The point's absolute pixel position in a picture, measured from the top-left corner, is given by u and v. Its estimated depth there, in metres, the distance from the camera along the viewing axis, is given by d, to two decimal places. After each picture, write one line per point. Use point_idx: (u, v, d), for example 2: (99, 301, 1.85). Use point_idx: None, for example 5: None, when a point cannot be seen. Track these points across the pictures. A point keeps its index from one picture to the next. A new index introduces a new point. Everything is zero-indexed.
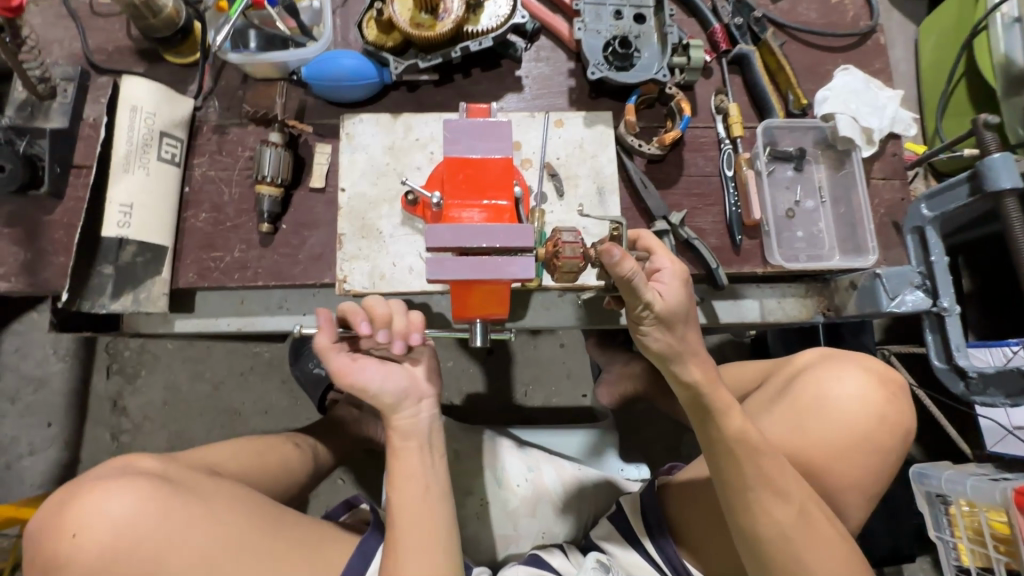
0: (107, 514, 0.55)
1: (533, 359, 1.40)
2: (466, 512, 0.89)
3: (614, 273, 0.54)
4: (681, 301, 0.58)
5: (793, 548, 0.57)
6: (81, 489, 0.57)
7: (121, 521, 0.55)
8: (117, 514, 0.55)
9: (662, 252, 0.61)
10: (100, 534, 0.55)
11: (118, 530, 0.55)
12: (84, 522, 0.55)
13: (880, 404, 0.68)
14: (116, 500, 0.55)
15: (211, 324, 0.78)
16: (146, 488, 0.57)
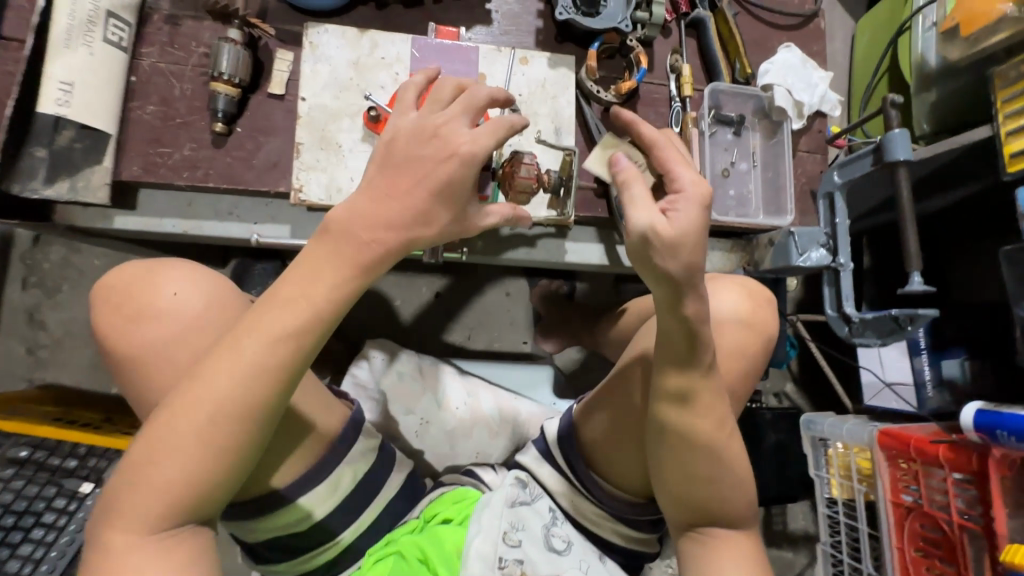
0: (186, 299, 0.61)
1: (475, 305, 1.37)
2: (406, 430, 0.95)
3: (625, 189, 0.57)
4: (693, 231, 0.56)
5: (696, 452, 0.66)
6: (153, 270, 0.63)
7: (196, 306, 0.61)
8: (195, 298, 0.62)
9: (686, 169, 0.59)
10: (170, 311, 0.61)
11: (190, 311, 0.61)
12: (157, 296, 0.61)
13: (753, 316, 0.70)
14: (182, 285, 0.62)
15: (155, 224, 0.76)
16: (213, 284, 0.64)
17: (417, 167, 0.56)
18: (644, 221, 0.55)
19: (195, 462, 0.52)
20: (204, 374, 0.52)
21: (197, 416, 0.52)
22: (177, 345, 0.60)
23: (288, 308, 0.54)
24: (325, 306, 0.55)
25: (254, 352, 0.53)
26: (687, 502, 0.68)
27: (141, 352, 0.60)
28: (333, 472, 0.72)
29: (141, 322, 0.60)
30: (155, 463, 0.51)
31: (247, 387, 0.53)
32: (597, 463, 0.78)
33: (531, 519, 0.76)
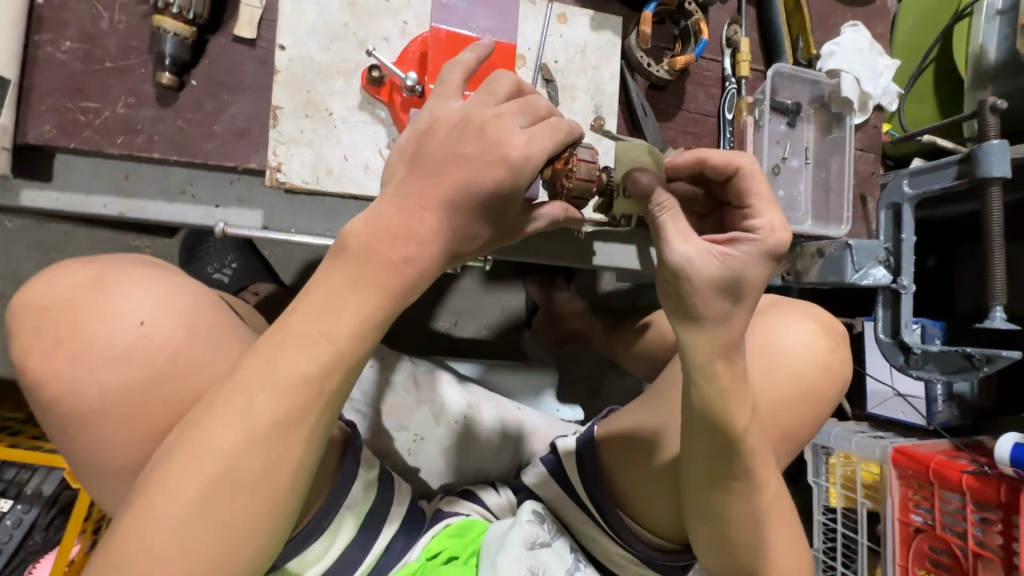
0: (160, 325, 0.45)
1: (462, 288, 1.21)
2: (398, 448, 0.82)
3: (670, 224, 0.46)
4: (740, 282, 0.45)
5: (741, 504, 0.53)
6: (98, 279, 0.46)
7: (171, 334, 0.46)
8: (172, 327, 0.46)
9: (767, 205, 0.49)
10: (137, 346, 0.45)
11: (165, 342, 0.45)
12: (102, 317, 0.44)
13: (826, 352, 0.63)
14: (139, 300, 0.46)
15: (79, 203, 0.58)
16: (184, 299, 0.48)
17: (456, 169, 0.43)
18: (683, 255, 0.45)
19: (201, 551, 0.41)
20: (204, 437, 0.41)
21: (199, 495, 0.40)
22: (153, 393, 0.45)
23: (308, 350, 0.42)
24: (353, 344, 0.43)
25: (268, 406, 0.41)
26: (729, 557, 0.55)
27: (99, 406, 0.44)
28: (333, 520, 0.60)
29: (91, 362, 0.43)
30: (144, 558, 0.39)
31: (264, 451, 0.41)
32: (624, 503, 0.66)
33: (552, 563, 0.64)
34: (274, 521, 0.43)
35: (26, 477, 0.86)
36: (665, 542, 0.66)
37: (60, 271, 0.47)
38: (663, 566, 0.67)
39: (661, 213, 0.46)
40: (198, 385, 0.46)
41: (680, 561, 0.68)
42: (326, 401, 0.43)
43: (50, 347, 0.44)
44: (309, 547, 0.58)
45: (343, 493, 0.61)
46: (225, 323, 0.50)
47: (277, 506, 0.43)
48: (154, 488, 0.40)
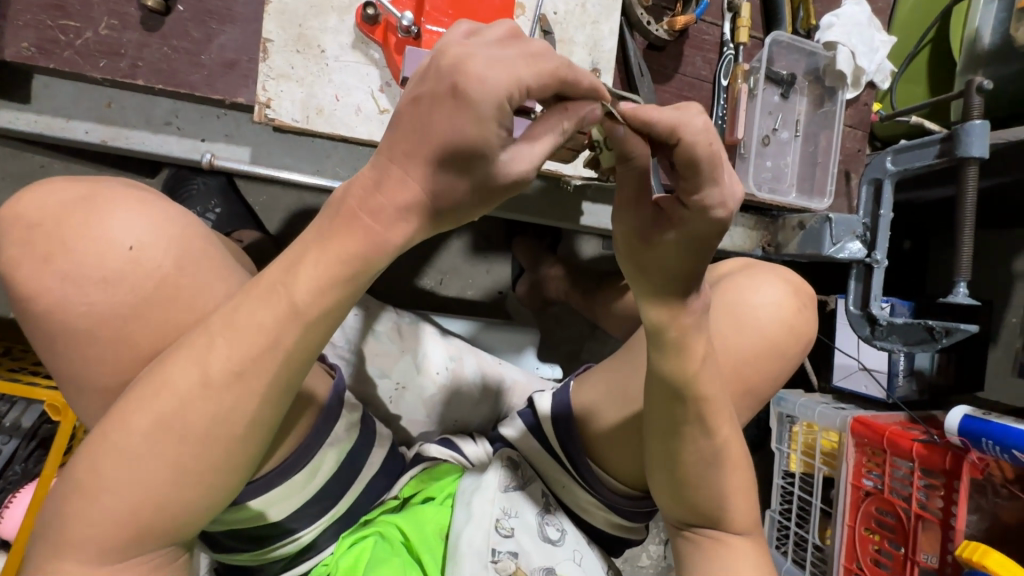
0: (150, 254, 0.45)
1: (450, 247, 1.21)
2: (380, 393, 0.84)
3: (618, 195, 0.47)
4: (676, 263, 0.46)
5: (699, 454, 0.55)
6: (96, 200, 0.46)
7: (159, 264, 0.45)
8: (161, 257, 0.46)
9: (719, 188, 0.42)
10: (126, 269, 0.44)
11: (154, 270, 0.45)
12: (88, 240, 0.44)
13: (793, 313, 0.66)
14: (124, 221, 0.45)
15: (59, 127, 0.56)
16: (170, 223, 0.47)
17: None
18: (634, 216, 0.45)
19: (150, 487, 0.41)
20: (162, 379, 0.41)
21: (151, 433, 0.41)
22: (140, 318, 0.45)
23: (266, 302, 0.41)
24: (309, 300, 0.41)
25: (223, 356, 0.41)
26: (685, 501, 0.58)
27: (81, 328, 0.44)
28: (315, 456, 0.59)
29: (79, 282, 0.43)
30: (100, 482, 0.41)
31: (213, 401, 0.41)
32: (594, 453, 0.69)
33: (524, 507, 0.67)
34: (225, 468, 0.43)
35: (4, 409, 0.85)
36: (630, 489, 0.70)
37: (51, 186, 0.47)
38: (627, 512, 0.71)
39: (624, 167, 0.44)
40: (183, 317, 0.46)
41: (643, 508, 0.72)
42: (282, 357, 0.42)
43: (39, 263, 0.43)
44: (288, 480, 0.57)
45: (328, 428, 0.60)
46: (216, 259, 0.50)
47: (226, 455, 0.43)
48: (112, 421, 0.41)
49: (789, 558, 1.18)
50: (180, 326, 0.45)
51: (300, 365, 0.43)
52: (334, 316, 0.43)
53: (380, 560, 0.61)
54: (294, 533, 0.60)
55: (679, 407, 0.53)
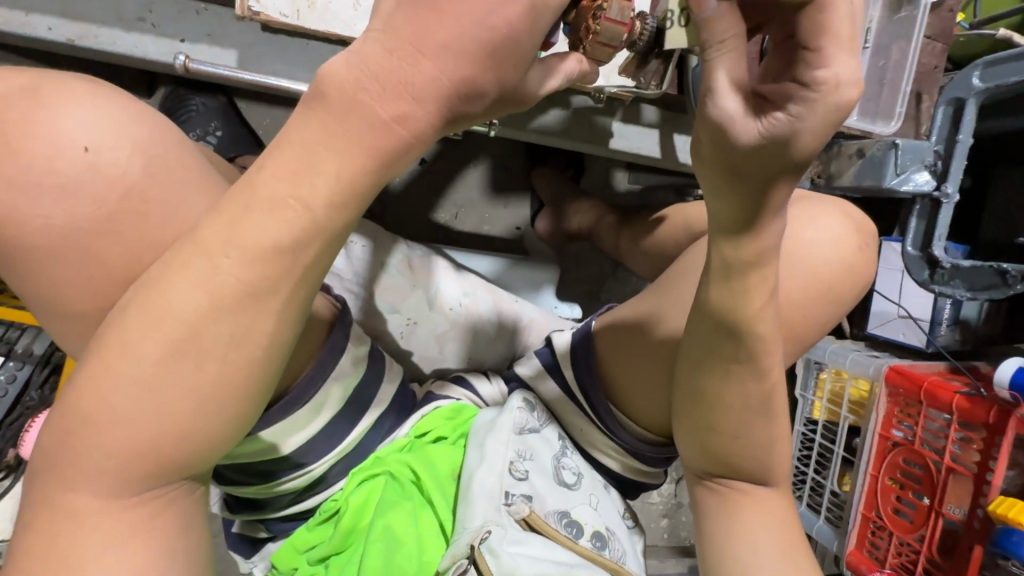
0: (109, 156, 0.40)
1: (467, 179, 1.14)
2: (390, 328, 0.80)
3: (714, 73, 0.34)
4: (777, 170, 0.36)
5: (733, 404, 0.51)
6: (36, 93, 0.40)
7: (125, 171, 0.40)
8: (126, 161, 0.41)
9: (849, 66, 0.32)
10: (85, 175, 0.39)
11: (120, 176, 0.40)
12: (40, 139, 0.38)
13: (851, 252, 0.59)
14: (82, 119, 0.40)
15: (19, 23, 0.49)
16: (134, 124, 0.42)
17: (462, 7, 0.32)
18: (728, 114, 0.34)
19: (163, 422, 0.36)
20: (163, 302, 0.35)
21: (163, 362, 0.35)
22: (106, 234, 0.40)
23: (271, 216, 0.35)
24: (330, 213, 0.36)
25: (233, 272, 0.35)
26: (710, 448, 0.54)
27: (46, 245, 0.39)
28: (319, 390, 0.56)
29: (36, 190, 0.38)
30: (109, 419, 0.35)
31: (229, 321, 0.36)
32: (615, 395, 0.65)
33: (540, 449, 0.64)
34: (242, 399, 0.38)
35: (16, 336, 0.85)
36: (651, 435, 0.66)
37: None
38: (647, 457, 0.68)
39: (715, 46, 0.33)
40: (162, 235, 0.41)
41: (664, 454, 0.68)
42: (297, 277, 0.37)
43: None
44: (293, 415, 0.55)
45: (333, 361, 0.57)
46: (194, 166, 0.45)
47: (245, 381, 0.37)
48: (112, 347, 0.36)
49: (804, 503, 1.17)
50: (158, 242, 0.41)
51: (305, 295, 0.38)
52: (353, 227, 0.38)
53: (390, 501, 0.59)
54: (304, 468, 0.59)
55: (717, 349, 0.48)
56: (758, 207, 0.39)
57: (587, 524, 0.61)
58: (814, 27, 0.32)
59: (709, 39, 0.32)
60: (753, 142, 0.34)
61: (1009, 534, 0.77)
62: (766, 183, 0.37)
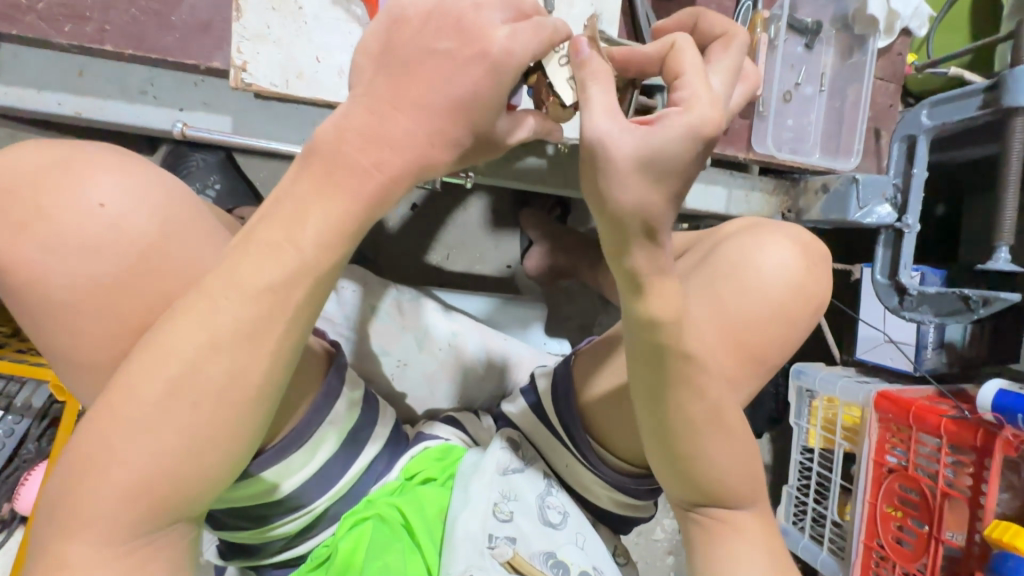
0: (123, 219, 0.40)
1: (458, 221, 1.18)
2: (382, 371, 0.82)
3: (592, 100, 0.38)
4: (668, 170, 0.36)
5: (699, 436, 0.53)
6: (47, 155, 0.41)
7: (143, 229, 0.41)
8: (145, 223, 0.41)
9: (697, 73, 0.39)
10: (97, 235, 0.39)
11: (140, 235, 0.41)
12: (48, 205, 0.39)
13: (800, 273, 0.62)
14: (101, 185, 0.40)
15: (31, 99, 0.54)
16: (149, 183, 0.42)
17: (430, 71, 0.36)
18: (604, 130, 0.36)
19: (162, 458, 0.35)
20: (163, 347, 0.35)
21: (163, 404, 0.35)
22: (116, 295, 0.40)
23: (269, 257, 0.36)
24: (321, 251, 0.37)
25: (234, 312, 0.35)
26: (685, 478, 0.55)
27: (61, 298, 0.39)
28: (314, 434, 0.56)
29: (44, 256, 0.39)
30: (111, 458, 0.35)
31: (229, 359, 0.35)
32: (594, 429, 0.67)
33: (525, 487, 0.65)
34: (242, 435, 0.37)
35: (15, 390, 0.85)
36: (632, 466, 0.67)
37: (23, 149, 0.41)
38: (632, 489, 0.68)
39: (590, 82, 0.39)
40: (171, 288, 0.41)
41: (648, 485, 0.69)
42: (293, 313, 0.37)
43: (7, 233, 0.39)
44: (291, 457, 0.55)
45: (327, 405, 0.58)
46: (205, 225, 0.45)
47: (235, 430, 0.37)
48: (115, 390, 0.35)
49: (806, 534, 1.15)
50: (173, 297, 0.41)
51: (295, 344, 0.38)
52: (344, 266, 0.39)
53: (380, 545, 0.59)
54: (302, 508, 0.59)
55: (670, 383, 0.50)
56: (648, 220, 0.38)
57: (574, 564, 0.61)
58: (675, 67, 0.40)
59: (585, 80, 0.39)
60: (631, 148, 0.35)
61: (1005, 560, 0.77)
62: (651, 190, 0.37)
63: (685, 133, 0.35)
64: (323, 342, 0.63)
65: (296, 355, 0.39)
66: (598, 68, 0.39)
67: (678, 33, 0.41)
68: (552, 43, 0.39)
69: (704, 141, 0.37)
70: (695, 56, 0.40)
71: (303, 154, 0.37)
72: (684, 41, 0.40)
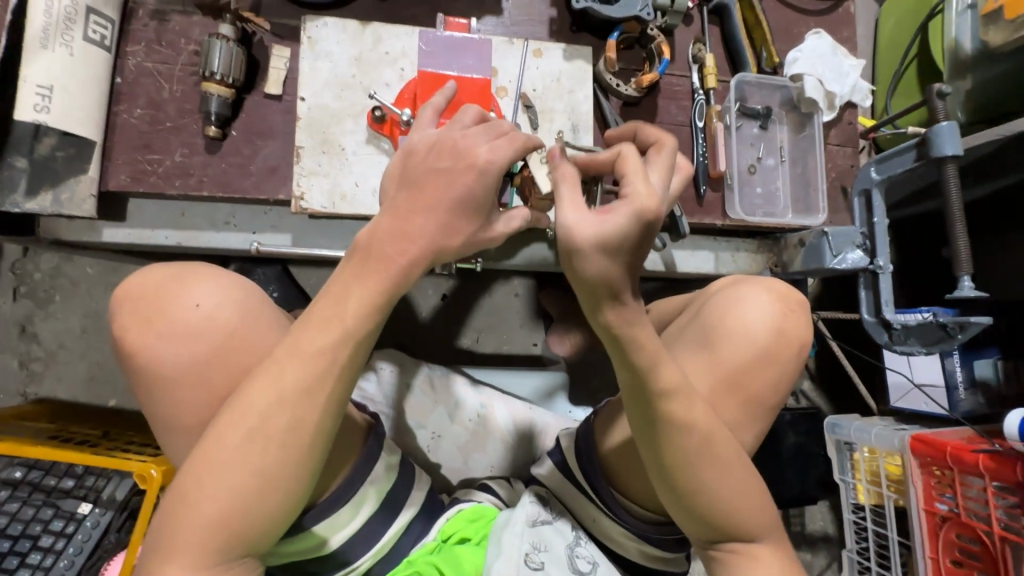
0: (213, 313, 0.53)
1: (484, 306, 1.30)
2: (419, 444, 0.90)
3: (561, 199, 0.49)
4: (623, 242, 0.47)
5: (697, 469, 0.59)
6: (164, 271, 0.55)
7: (228, 320, 0.53)
8: (230, 315, 0.54)
9: (638, 173, 0.49)
10: (196, 327, 0.52)
11: (226, 323, 0.53)
12: (164, 306, 0.52)
13: (781, 318, 0.69)
14: (201, 289, 0.54)
15: (146, 236, 0.72)
16: (232, 285, 0.56)
17: (436, 184, 0.49)
18: (571, 221, 0.48)
19: (240, 493, 0.45)
20: (242, 403, 0.46)
21: (241, 449, 0.46)
22: (208, 371, 0.52)
23: (322, 329, 0.48)
24: (359, 322, 0.48)
25: (296, 373, 0.47)
26: (693, 511, 0.61)
27: (168, 375, 0.52)
28: (358, 492, 0.64)
29: (160, 345, 0.52)
30: (201, 493, 0.45)
31: (291, 410, 0.46)
32: (615, 480, 0.71)
33: (555, 539, 0.70)
34: (299, 473, 0.47)
35: (102, 485, 0.94)
36: (653, 513, 0.71)
37: (147, 270, 0.56)
38: (658, 539, 0.71)
39: (560, 182, 0.50)
40: (247, 363, 0.53)
41: (672, 534, 0.72)
42: (338, 372, 0.48)
43: (134, 329, 0.52)
44: (337, 512, 0.63)
45: (367, 468, 0.66)
46: (271, 313, 0.58)
47: (295, 470, 0.47)
48: (206, 441, 0.46)
49: None
50: (250, 370, 0.53)
51: (340, 400, 0.48)
52: (377, 334, 0.50)
53: None
54: (348, 564, 0.65)
55: (661, 423, 0.57)
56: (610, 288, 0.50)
57: None
58: (623, 168, 0.50)
59: (558, 178, 0.51)
60: (592, 232, 0.47)
61: None
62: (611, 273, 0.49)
63: (632, 221, 0.46)
64: (359, 411, 0.72)
65: (340, 406, 0.49)
66: (566, 172, 0.51)
67: (623, 144, 0.52)
68: (527, 147, 0.53)
69: (649, 225, 0.47)
70: (638, 158, 0.50)
71: (347, 253, 0.50)
72: (631, 148, 0.51)
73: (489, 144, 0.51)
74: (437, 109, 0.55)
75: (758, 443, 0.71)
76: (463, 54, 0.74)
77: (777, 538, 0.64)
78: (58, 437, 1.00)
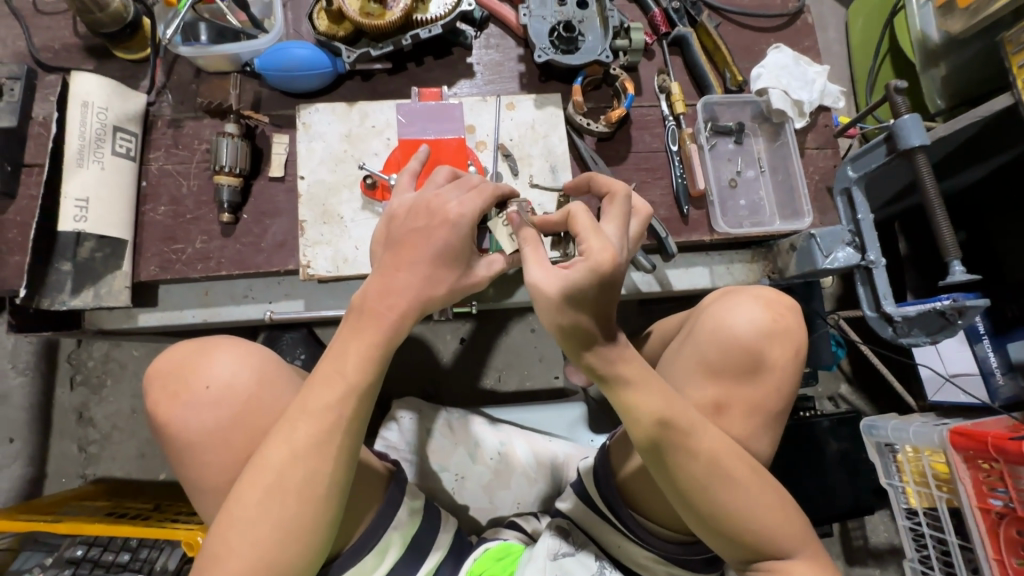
0: (233, 380, 0.59)
1: (502, 345, 1.33)
2: (444, 486, 0.92)
3: (526, 262, 0.55)
4: (589, 293, 0.53)
5: (711, 489, 0.58)
6: (190, 347, 0.62)
7: (247, 385, 0.59)
8: (248, 381, 0.59)
9: (590, 229, 0.55)
10: (219, 395, 0.58)
11: (245, 388, 0.59)
12: (191, 378, 0.58)
13: (776, 326, 0.69)
14: (221, 360, 0.59)
15: (176, 316, 0.79)
16: (249, 354, 0.61)
17: (417, 241, 0.55)
18: (536, 279, 0.53)
19: (264, 546, 0.49)
20: (260, 462, 0.50)
21: (261, 506, 0.50)
22: (231, 434, 0.57)
23: (327, 387, 0.52)
24: (359, 376, 0.53)
25: (305, 430, 0.51)
26: (721, 533, 0.60)
27: (197, 440, 0.57)
28: (381, 538, 0.67)
29: (189, 414, 0.57)
30: (228, 549, 0.49)
31: (305, 464, 0.50)
32: (634, 503, 0.71)
33: (578, 571, 0.70)
34: (317, 522, 0.51)
35: (156, 555, 0.99)
36: (677, 534, 0.70)
37: (175, 348, 0.62)
38: (685, 560, 0.70)
39: (523, 244, 0.56)
40: (265, 423, 0.58)
41: (700, 554, 0.71)
42: (344, 424, 0.52)
43: (166, 401, 0.58)
44: (362, 559, 0.65)
45: (391, 512, 0.69)
46: (286, 375, 0.63)
47: (314, 520, 0.51)
48: (231, 501, 0.50)
49: None
50: (267, 429, 0.58)
51: (348, 456, 0.52)
52: (378, 384, 0.55)
53: None
54: None
55: (667, 445, 0.57)
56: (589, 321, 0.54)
57: None
58: (577, 224, 0.56)
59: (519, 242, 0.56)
60: (558, 290, 0.52)
61: None
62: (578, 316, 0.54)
63: (592, 276, 0.52)
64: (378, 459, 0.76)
65: (351, 455, 0.53)
66: (528, 235, 0.56)
67: (571, 204, 0.57)
68: (497, 197, 0.58)
69: (608, 275, 0.53)
70: (589, 215, 0.56)
71: (346, 314, 0.55)
72: (581, 206, 0.57)
73: (461, 199, 0.56)
74: (413, 172, 0.62)
75: (774, 451, 0.71)
76: (438, 121, 0.81)
77: (813, 547, 0.62)
78: (114, 513, 1.06)
